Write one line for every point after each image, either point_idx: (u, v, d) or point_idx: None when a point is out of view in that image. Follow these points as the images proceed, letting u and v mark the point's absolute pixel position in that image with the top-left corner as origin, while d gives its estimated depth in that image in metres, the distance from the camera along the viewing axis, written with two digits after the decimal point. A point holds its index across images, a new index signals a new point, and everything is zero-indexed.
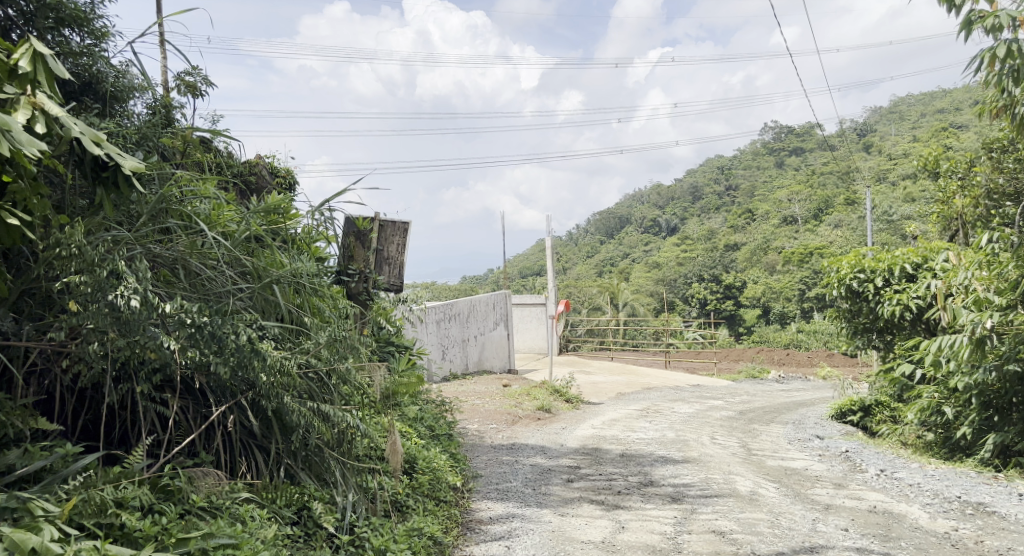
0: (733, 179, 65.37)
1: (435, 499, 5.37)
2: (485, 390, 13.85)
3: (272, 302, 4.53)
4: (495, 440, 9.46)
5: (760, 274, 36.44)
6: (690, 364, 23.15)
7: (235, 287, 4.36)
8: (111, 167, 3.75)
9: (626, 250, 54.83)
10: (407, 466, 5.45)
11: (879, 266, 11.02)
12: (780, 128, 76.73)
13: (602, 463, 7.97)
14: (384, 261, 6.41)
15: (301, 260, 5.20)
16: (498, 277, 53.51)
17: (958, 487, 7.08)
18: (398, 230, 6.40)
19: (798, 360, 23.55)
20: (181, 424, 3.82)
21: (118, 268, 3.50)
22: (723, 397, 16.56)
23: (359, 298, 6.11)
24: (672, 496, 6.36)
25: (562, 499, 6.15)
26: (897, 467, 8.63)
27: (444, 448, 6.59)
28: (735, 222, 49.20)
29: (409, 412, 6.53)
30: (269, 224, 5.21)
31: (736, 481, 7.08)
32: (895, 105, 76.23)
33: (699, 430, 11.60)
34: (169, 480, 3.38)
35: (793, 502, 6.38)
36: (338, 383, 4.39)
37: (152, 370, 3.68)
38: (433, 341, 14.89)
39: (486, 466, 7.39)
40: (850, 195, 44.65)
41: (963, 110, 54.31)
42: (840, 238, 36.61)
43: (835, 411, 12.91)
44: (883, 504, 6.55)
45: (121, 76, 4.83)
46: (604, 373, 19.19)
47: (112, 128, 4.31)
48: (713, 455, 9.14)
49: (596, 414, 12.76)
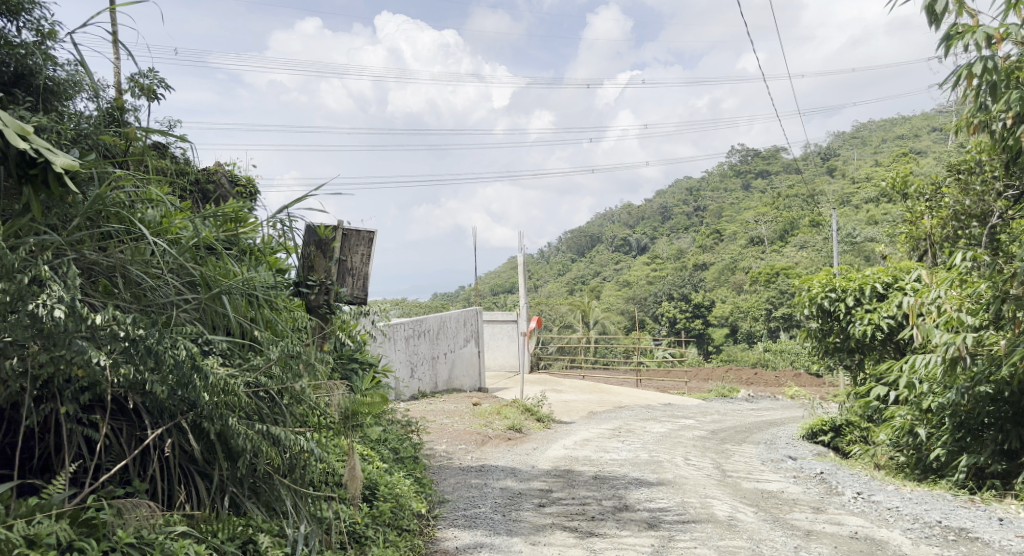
0: (702, 201, 65.88)
1: (396, 528, 5.02)
2: (454, 408, 13.48)
3: (221, 315, 4.20)
4: (463, 461, 9.11)
5: (728, 295, 36.46)
6: (660, 384, 22.93)
7: (180, 299, 4.05)
8: (40, 164, 3.40)
9: (596, 268, 54.80)
10: (367, 493, 5.12)
11: (850, 285, 10.88)
12: (747, 151, 77.57)
13: (575, 486, 7.64)
14: (347, 271, 6.00)
15: (255, 271, 4.90)
16: (468, 294, 53.21)
17: (937, 511, 6.87)
18: (363, 240, 6.03)
19: (766, 379, 23.47)
20: (112, 449, 3.48)
21: (41, 276, 3.15)
22: (694, 416, 16.36)
23: (319, 311, 5.76)
24: (648, 522, 6.06)
25: (533, 526, 5.82)
26: (874, 490, 8.42)
27: (408, 472, 6.24)
28: (704, 242, 49.42)
29: (370, 435, 6.17)
30: (224, 233, 4.91)
31: (712, 505, 6.79)
32: (858, 130, 77.58)
33: (672, 451, 11.33)
34: (93, 513, 3.03)
35: (772, 529, 6.10)
36: (291, 403, 4.03)
37: (79, 388, 3.32)
38: (401, 358, 14.50)
39: (453, 490, 7.05)
40: (815, 217, 45.06)
41: (924, 137, 55.28)
42: (806, 260, 36.85)
43: (806, 431, 12.72)
44: (865, 530, 6.30)
45: (61, 71, 4.45)
46: (575, 392, 18.90)
47: (48, 123, 3.93)
48: (688, 477, 8.87)
49: (567, 434, 12.45)
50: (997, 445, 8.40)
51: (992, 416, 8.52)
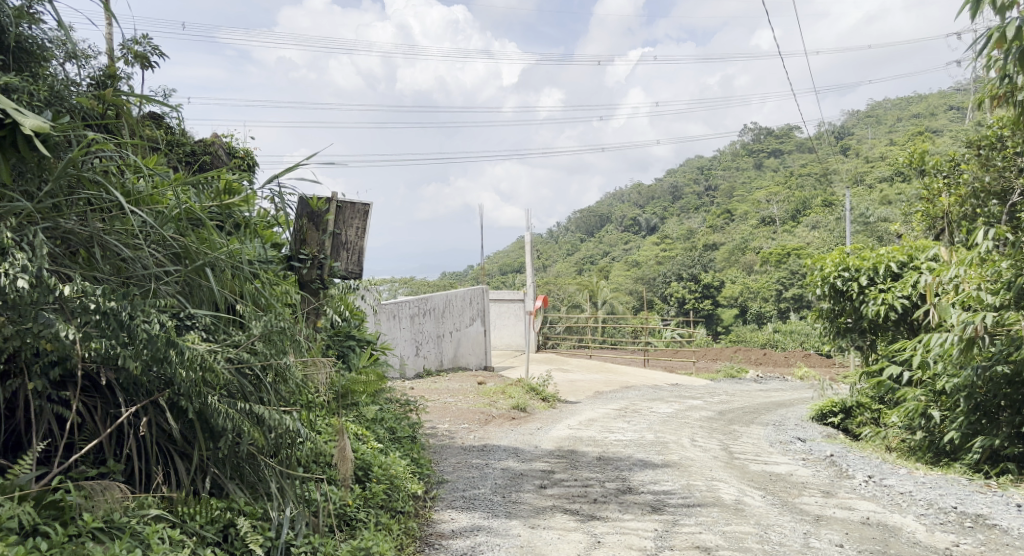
0: (713, 180, 65.40)
1: (390, 511, 4.86)
2: (459, 387, 13.33)
3: (204, 287, 4.08)
4: (466, 440, 8.96)
5: (738, 275, 36.10)
6: (668, 363, 22.73)
7: (161, 272, 3.91)
8: (8, 126, 3.25)
9: (606, 248, 54.49)
10: (361, 474, 4.96)
11: (864, 265, 10.65)
12: (759, 130, 76.76)
13: (578, 467, 7.48)
14: (341, 245, 5.86)
15: (247, 245, 4.74)
16: (476, 273, 53.00)
17: (952, 497, 6.66)
18: (358, 212, 5.87)
19: (775, 360, 23.26)
20: (85, 427, 3.36)
21: (5, 243, 3.01)
22: (702, 396, 16.16)
23: (311, 286, 5.60)
24: (652, 505, 5.88)
25: (533, 509, 5.66)
26: (885, 474, 8.23)
27: (405, 453, 6.08)
28: (714, 223, 49.02)
29: (366, 414, 6.01)
30: (215, 206, 4.75)
31: (719, 488, 6.60)
32: (872, 110, 76.66)
33: (678, 432, 11.14)
34: (60, 495, 2.91)
35: (780, 513, 5.92)
36: (276, 380, 3.86)
37: (49, 362, 3.22)
38: (406, 336, 14.33)
39: (454, 470, 6.90)
40: (828, 197, 44.55)
41: (939, 116, 54.52)
42: (818, 240, 36.48)
43: (815, 412, 12.51)
44: (877, 515, 6.10)
45: (36, 29, 4.23)
46: (582, 371, 18.73)
47: (17, 81, 3.71)
48: (694, 459, 8.68)
49: (573, 413, 12.28)
50: (1013, 428, 8.22)
51: (1008, 398, 8.30)
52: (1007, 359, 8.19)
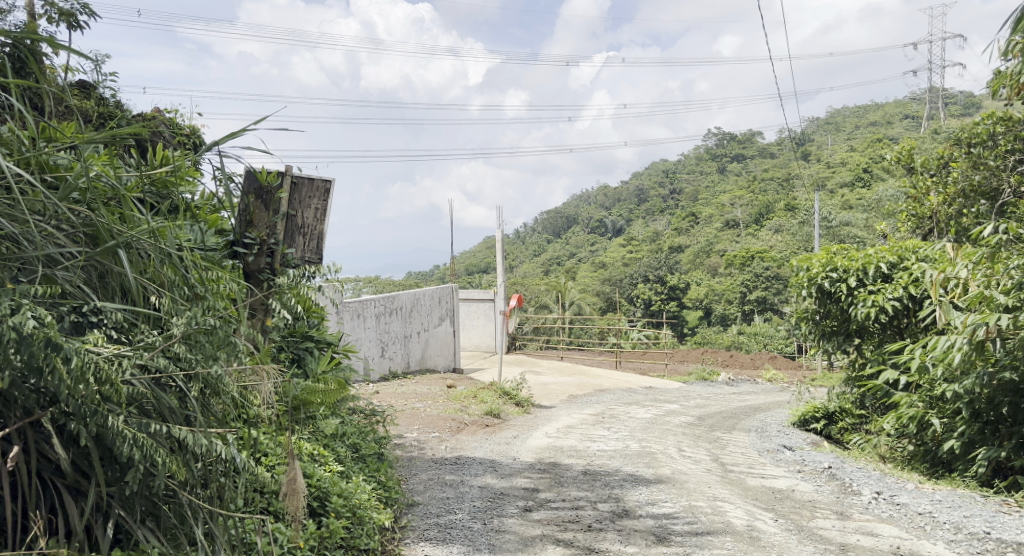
0: (677, 183, 65.29)
1: (352, 551, 4.09)
2: (427, 391, 12.46)
3: (116, 272, 3.23)
4: (437, 452, 8.13)
5: (703, 277, 35.64)
6: (638, 365, 22.04)
7: (60, 254, 3.07)
8: None
9: (572, 250, 53.79)
10: (318, 504, 4.20)
11: (852, 265, 9.89)
12: (722, 133, 76.72)
13: (564, 484, 6.68)
14: (297, 229, 5.05)
15: (182, 230, 3.89)
16: (442, 274, 51.86)
17: (979, 519, 5.96)
18: (317, 191, 5.01)
19: (742, 362, 22.74)
20: None
21: None
22: (678, 400, 15.48)
23: (259, 277, 4.81)
24: (656, 534, 5.10)
25: (519, 540, 4.85)
26: (894, 489, 7.55)
27: (370, 474, 5.28)
28: (680, 225, 48.65)
29: (324, 429, 5.24)
30: (149, 184, 3.89)
31: (726, 512, 5.84)
32: (830, 117, 77.38)
33: (663, 440, 10.39)
34: None
35: (801, 542, 5.19)
36: (204, 394, 3.03)
37: None
38: (370, 337, 13.44)
39: (425, 490, 6.06)
40: (791, 201, 44.42)
41: (897, 124, 55.01)
42: (782, 243, 36.29)
43: (797, 418, 11.79)
44: (906, 543, 5.41)
45: None
46: (553, 374, 17.93)
47: None
48: (687, 472, 7.93)
49: (548, 419, 11.49)
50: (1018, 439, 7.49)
51: (1010, 407, 7.61)
52: (1015, 366, 7.48)
